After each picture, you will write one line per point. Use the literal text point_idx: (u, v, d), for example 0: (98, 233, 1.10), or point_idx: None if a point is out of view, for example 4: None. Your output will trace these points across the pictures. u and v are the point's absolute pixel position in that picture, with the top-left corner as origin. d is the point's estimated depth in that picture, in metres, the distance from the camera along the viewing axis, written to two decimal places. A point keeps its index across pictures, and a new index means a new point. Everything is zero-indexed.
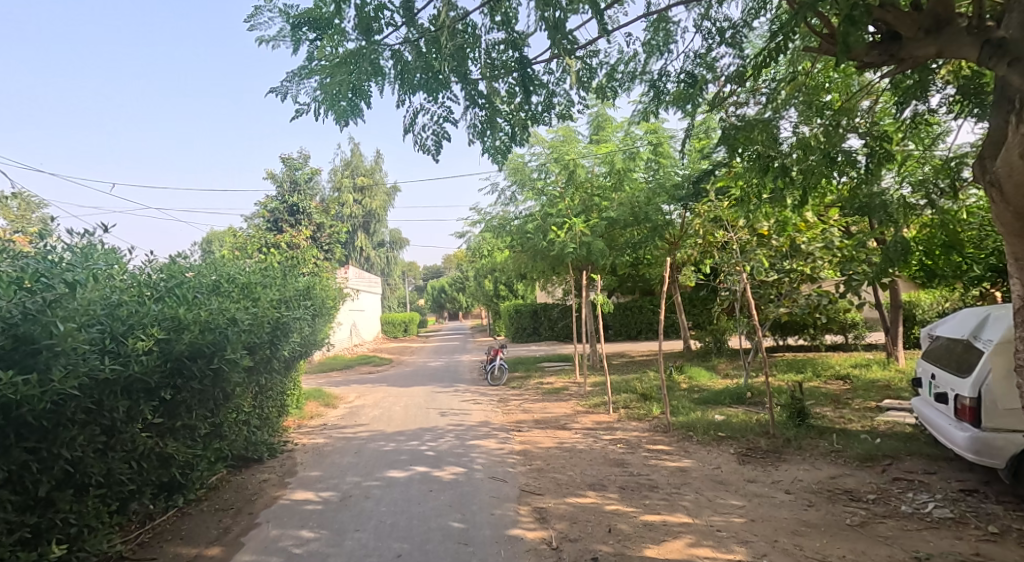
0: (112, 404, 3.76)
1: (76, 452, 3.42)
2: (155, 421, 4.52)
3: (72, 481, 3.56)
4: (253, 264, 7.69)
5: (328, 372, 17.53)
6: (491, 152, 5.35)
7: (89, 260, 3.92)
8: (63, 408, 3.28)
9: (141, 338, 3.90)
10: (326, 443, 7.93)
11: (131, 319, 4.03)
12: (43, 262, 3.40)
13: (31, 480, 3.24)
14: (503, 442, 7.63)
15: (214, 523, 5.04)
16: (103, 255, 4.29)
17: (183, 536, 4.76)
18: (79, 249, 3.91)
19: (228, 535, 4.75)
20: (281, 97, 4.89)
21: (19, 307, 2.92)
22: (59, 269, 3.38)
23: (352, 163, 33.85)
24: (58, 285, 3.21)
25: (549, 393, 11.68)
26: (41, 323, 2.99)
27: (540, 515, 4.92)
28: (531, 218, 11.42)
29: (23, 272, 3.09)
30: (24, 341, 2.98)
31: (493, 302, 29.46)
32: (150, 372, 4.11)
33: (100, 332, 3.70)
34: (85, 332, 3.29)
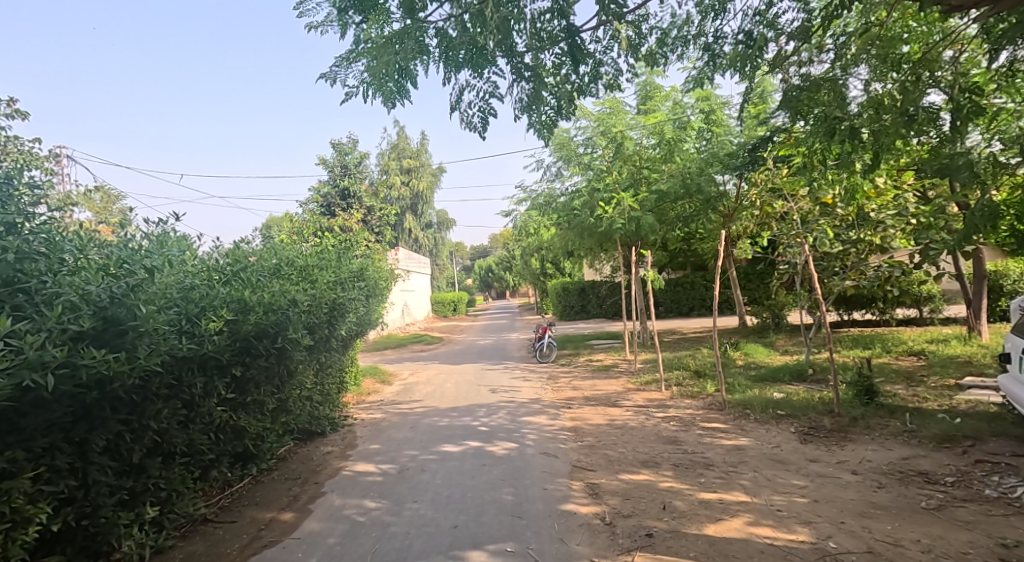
0: (191, 380, 4.07)
1: (161, 424, 3.70)
2: (229, 397, 4.79)
3: (161, 449, 3.88)
4: (310, 248, 7.90)
5: (382, 350, 18.02)
6: (539, 129, 5.28)
7: (165, 247, 4.16)
8: (148, 384, 3.53)
9: (214, 320, 4.08)
10: (384, 418, 8.15)
11: (203, 301, 4.22)
12: (125, 250, 3.64)
13: (126, 448, 3.51)
14: (554, 418, 7.64)
15: (284, 491, 5.26)
16: (177, 242, 4.48)
17: (258, 502, 4.99)
18: (155, 238, 4.12)
19: (298, 502, 4.94)
20: (330, 82, 4.98)
21: (107, 290, 3.07)
22: (138, 257, 3.60)
23: (399, 146, 34.25)
24: (138, 271, 3.41)
25: (599, 370, 11.63)
26: (126, 306, 3.14)
27: (593, 490, 4.89)
28: (579, 194, 11.21)
29: (109, 259, 3.30)
30: (111, 322, 3.13)
31: (539, 280, 29.21)
32: (222, 351, 4.34)
33: (176, 313, 3.88)
34: (163, 313, 3.46)
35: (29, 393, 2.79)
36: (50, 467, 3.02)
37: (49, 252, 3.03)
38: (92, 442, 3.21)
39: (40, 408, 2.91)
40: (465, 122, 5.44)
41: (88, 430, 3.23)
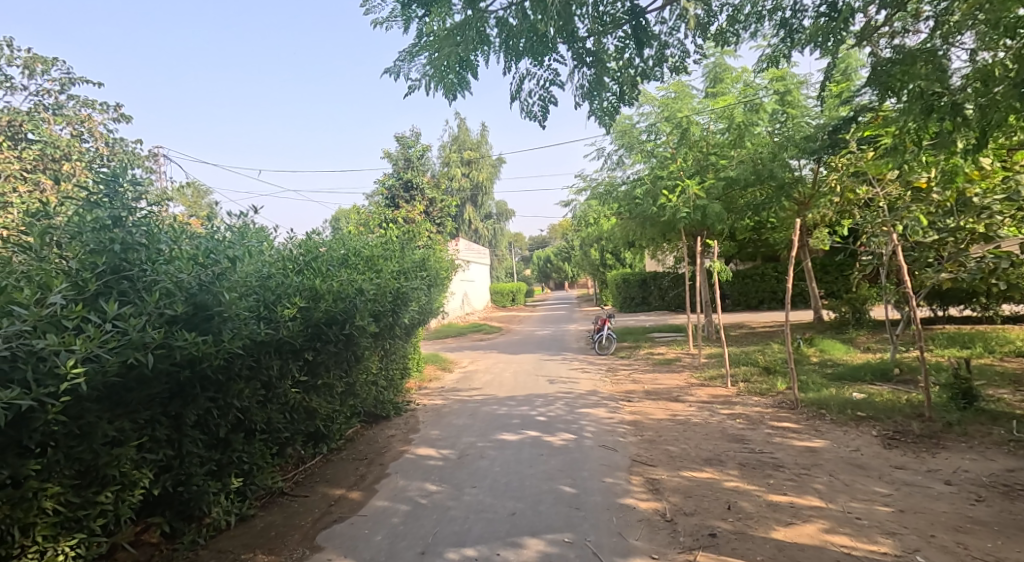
0: (269, 362, 4.35)
1: (244, 402, 4.09)
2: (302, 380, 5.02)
3: (243, 426, 4.27)
4: (375, 239, 8.03)
5: (443, 338, 18.30)
6: (600, 116, 5.10)
7: (246, 239, 4.42)
8: (232, 364, 3.89)
9: (288, 306, 4.31)
10: (444, 404, 8.22)
11: (279, 289, 4.44)
12: (211, 241, 3.97)
13: (214, 423, 3.89)
14: (613, 411, 7.44)
15: (352, 470, 5.38)
16: (256, 234, 4.68)
17: (328, 479, 5.16)
18: (237, 229, 4.41)
19: (365, 481, 5.05)
20: (394, 77, 4.98)
21: (197, 279, 3.47)
22: (222, 247, 3.97)
23: (460, 138, 34.49)
24: (223, 260, 3.79)
25: (661, 364, 11.30)
26: (212, 293, 3.53)
27: (653, 486, 4.70)
28: (641, 182, 10.86)
29: (197, 250, 3.68)
30: (201, 308, 3.51)
31: (598, 272, 28.67)
32: (296, 336, 4.56)
33: (256, 300, 4.14)
34: (244, 300, 3.88)
35: (133, 370, 3.11)
36: (152, 437, 3.43)
37: (149, 243, 3.36)
38: (185, 416, 3.60)
39: (142, 385, 3.24)
40: (525, 111, 5.32)
41: (182, 405, 3.62)
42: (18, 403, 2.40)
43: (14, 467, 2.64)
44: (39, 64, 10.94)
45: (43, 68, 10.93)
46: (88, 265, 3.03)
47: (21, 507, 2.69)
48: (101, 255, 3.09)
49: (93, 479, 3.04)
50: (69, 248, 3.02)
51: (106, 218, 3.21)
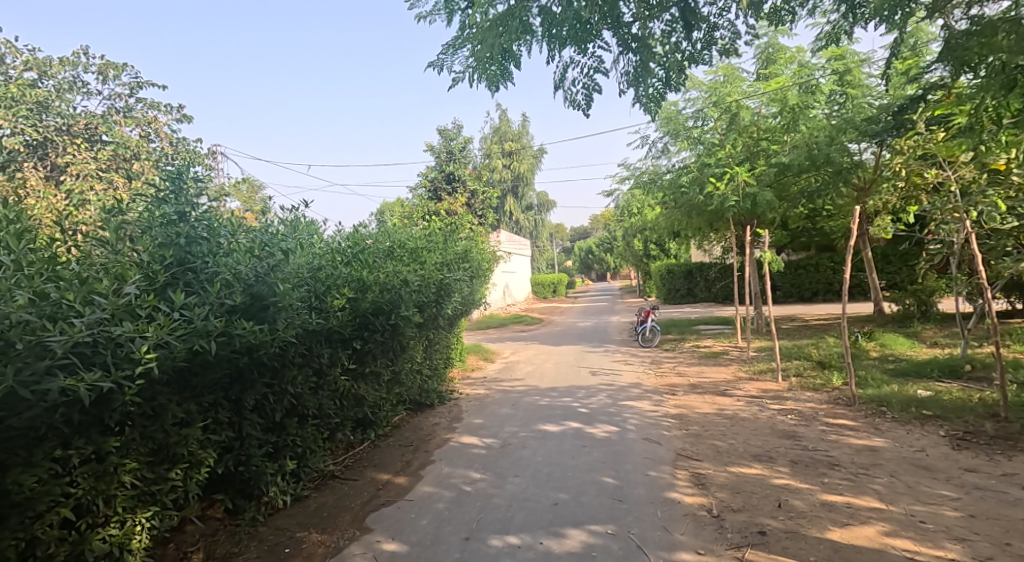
0: (319, 351, 4.43)
1: (297, 388, 4.20)
2: (351, 368, 5.10)
3: (296, 411, 4.36)
4: (419, 230, 8.07)
5: (485, 329, 18.38)
6: (646, 103, 4.95)
7: (297, 231, 4.54)
8: (286, 351, 3.97)
9: (338, 297, 4.38)
10: (486, 394, 8.22)
11: (328, 281, 4.51)
12: (266, 235, 4.08)
13: (271, 408, 4.00)
14: (658, 404, 7.27)
15: (398, 456, 5.44)
16: (307, 228, 4.77)
17: (376, 464, 5.24)
18: (289, 222, 4.55)
19: (410, 467, 5.10)
20: (438, 70, 4.96)
21: (254, 270, 3.58)
22: (276, 240, 4.03)
23: (501, 130, 34.43)
24: (277, 253, 3.87)
25: (708, 357, 11.00)
26: (268, 284, 3.63)
27: (699, 480, 4.54)
28: (687, 170, 10.56)
29: (253, 242, 3.79)
30: (257, 298, 3.61)
31: (641, 263, 28.16)
32: (345, 326, 4.63)
33: (307, 291, 4.26)
34: (297, 291, 3.97)
35: (197, 358, 3.20)
36: (214, 420, 3.57)
37: (211, 237, 3.53)
38: (244, 400, 3.71)
39: (206, 369, 3.33)
40: (569, 99, 5.18)
41: (242, 390, 3.72)
42: (98, 386, 2.44)
43: (95, 443, 2.75)
44: (111, 69, 11.56)
45: (115, 73, 11.57)
46: (157, 258, 3.23)
47: (103, 480, 2.81)
48: (168, 249, 3.29)
49: (165, 456, 3.19)
50: (141, 243, 3.23)
51: (173, 213, 3.41)
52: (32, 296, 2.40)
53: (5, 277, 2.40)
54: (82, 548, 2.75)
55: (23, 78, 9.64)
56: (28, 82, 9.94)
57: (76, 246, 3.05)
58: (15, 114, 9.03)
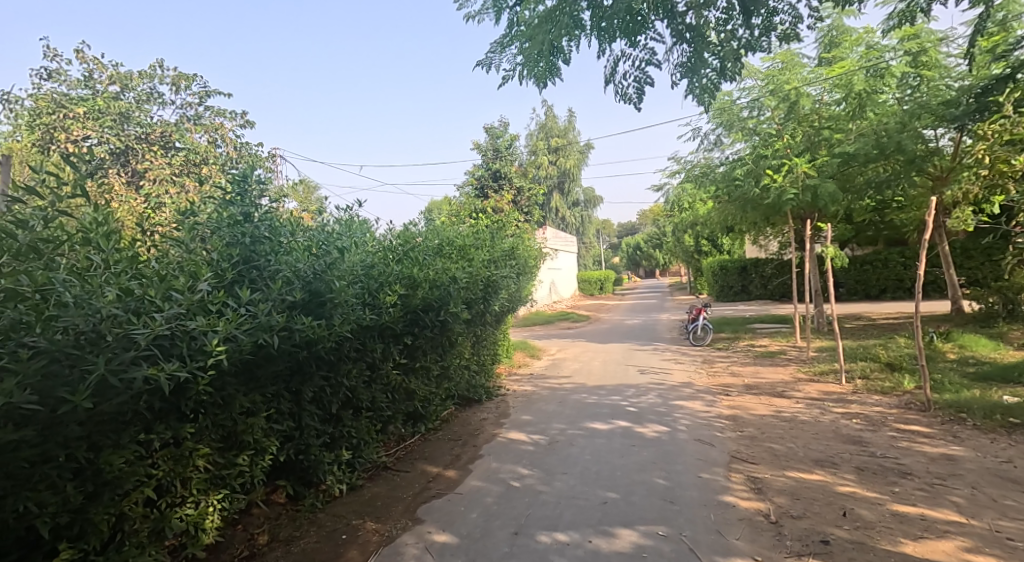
0: (372, 346, 4.46)
1: (351, 381, 4.23)
2: (402, 362, 5.10)
3: (351, 403, 4.40)
4: (466, 228, 8.02)
5: (531, 326, 18.29)
6: (698, 94, 4.64)
7: (351, 230, 4.59)
8: (342, 346, 4.01)
9: (391, 294, 4.33)
10: (534, 391, 8.11)
11: (381, 279, 4.47)
12: (322, 234, 4.19)
13: (328, 399, 4.06)
14: (711, 405, 6.98)
15: (447, 449, 5.41)
16: (360, 227, 4.79)
17: (426, 456, 5.22)
18: (344, 222, 4.60)
19: (460, 460, 5.05)
20: (487, 69, 4.89)
21: (312, 268, 3.71)
22: (331, 239, 4.19)
23: (547, 126, 34.23)
24: (332, 251, 4.04)
25: (764, 357, 10.55)
26: (324, 281, 3.73)
27: (756, 485, 4.29)
28: (742, 162, 10.16)
29: (310, 242, 3.93)
30: (314, 296, 3.70)
31: (692, 259, 27.41)
32: (397, 321, 4.62)
33: (361, 288, 4.21)
34: (351, 289, 4.01)
35: (261, 351, 3.22)
36: (277, 410, 3.64)
37: (272, 237, 3.60)
38: (303, 392, 3.78)
39: (269, 362, 3.36)
40: (619, 94, 5.01)
41: (301, 382, 3.79)
42: (177, 375, 2.47)
43: (173, 429, 2.83)
44: (183, 80, 12.10)
45: (186, 84, 12.10)
46: (224, 256, 3.30)
47: (180, 463, 2.90)
48: (234, 247, 3.37)
49: (234, 442, 3.28)
50: (211, 243, 3.33)
51: (239, 213, 3.47)
52: (120, 292, 2.49)
53: (95, 276, 2.48)
54: (163, 526, 2.84)
55: (108, 93, 10.42)
56: (111, 95, 10.61)
57: (155, 247, 3.15)
58: (101, 125, 9.88)
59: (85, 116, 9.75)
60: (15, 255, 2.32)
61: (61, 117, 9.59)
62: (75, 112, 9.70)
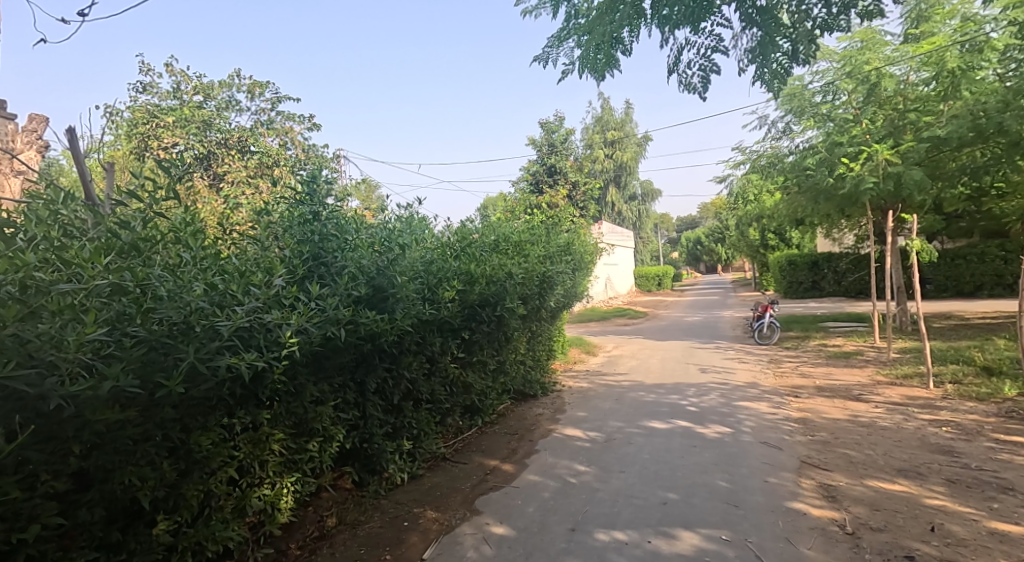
0: (432, 340, 4.38)
1: (412, 374, 4.16)
2: (460, 356, 4.99)
3: (411, 395, 4.33)
4: (521, 224, 7.85)
5: (587, 322, 18.00)
6: (767, 80, 4.31)
7: (412, 227, 4.53)
8: (403, 340, 3.97)
9: (450, 289, 4.23)
10: (590, 387, 7.88)
11: (440, 274, 4.37)
12: (385, 231, 4.12)
13: (391, 390, 4.01)
14: (778, 407, 6.53)
15: (504, 443, 5.26)
16: (420, 224, 4.70)
17: (483, 449, 5.10)
18: (404, 219, 4.55)
19: (516, 455, 4.90)
20: (544, 63, 4.68)
21: (376, 263, 3.64)
22: (393, 236, 4.08)
23: (604, 119, 33.68)
24: (395, 248, 3.91)
25: (838, 357, 9.88)
26: (387, 276, 3.65)
27: (830, 492, 3.91)
28: (814, 150, 9.54)
29: (374, 239, 3.84)
30: (377, 291, 3.64)
31: (756, 254, 26.24)
32: (455, 317, 4.54)
33: (421, 284, 4.12)
34: (413, 284, 3.93)
35: (330, 344, 3.25)
36: (343, 400, 3.62)
37: (338, 234, 3.59)
38: (368, 383, 3.75)
39: (337, 353, 3.38)
40: (682, 83, 4.69)
41: (366, 372, 3.77)
42: (258, 364, 2.47)
43: (252, 414, 2.86)
44: (257, 87, 12.51)
45: (260, 91, 12.52)
46: (296, 253, 3.38)
47: (259, 446, 2.93)
48: (305, 244, 3.43)
49: (304, 429, 3.27)
50: (283, 240, 3.41)
51: (308, 212, 3.52)
52: (205, 286, 2.46)
53: (184, 272, 2.51)
54: (244, 504, 2.85)
55: (193, 102, 11.12)
56: (196, 105, 11.12)
57: (234, 245, 3.18)
58: (187, 132, 10.53)
59: (173, 124, 10.42)
60: (120, 252, 2.48)
61: (152, 126, 10.44)
62: (164, 121, 10.47)
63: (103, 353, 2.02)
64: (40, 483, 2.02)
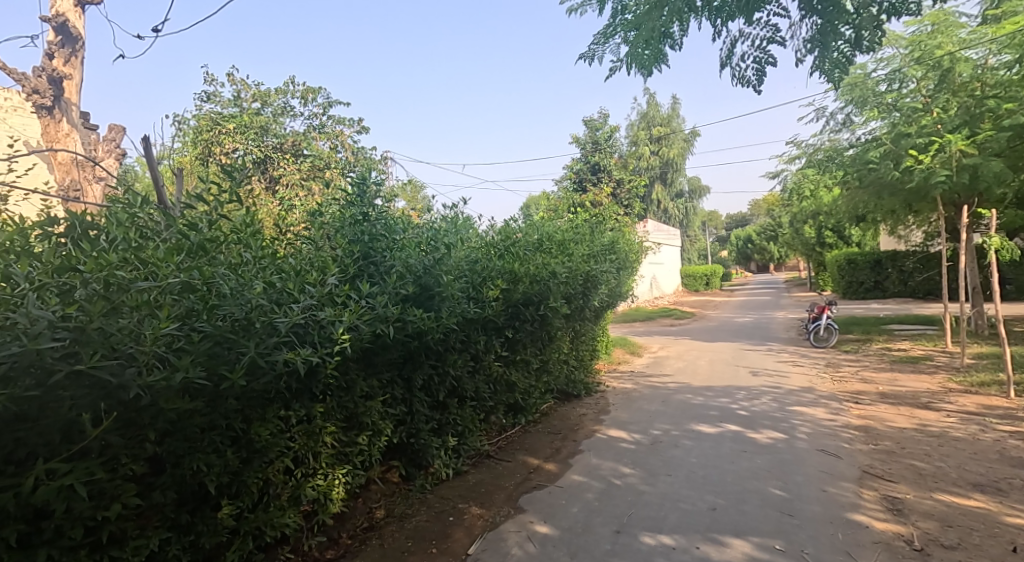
0: (477, 338, 4.24)
1: (458, 371, 4.03)
2: (503, 355, 4.84)
3: (456, 392, 4.21)
4: (564, 223, 7.62)
5: (631, 322, 17.59)
6: (827, 70, 3.95)
7: (457, 227, 4.41)
8: (448, 338, 3.85)
9: (495, 288, 4.10)
10: (634, 388, 7.61)
11: (484, 272, 4.24)
12: (432, 231, 4.01)
13: (436, 387, 3.90)
14: (836, 413, 6.11)
15: (548, 443, 5.09)
16: (465, 224, 4.57)
17: (526, 448, 4.94)
18: (449, 219, 4.43)
19: (559, 455, 4.72)
20: (589, 61, 4.50)
21: (422, 262, 3.54)
22: (438, 235, 3.96)
23: (649, 114, 33.01)
24: (440, 247, 3.81)
25: (904, 362, 9.25)
26: (433, 275, 3.55)
27: (896, 504, 3.56)
28: (879, 142, 8.98)
29: (421, 238, 3.76)
30: (424, 290, 3.54)
31: (811, 253, 25.13)
32: (498, 315, 4.41)
33: (466, 283, 3.99)
34: (458, 283, 3.81)
35: (378, 341, 3.18)
36: (391, 396, 3.54)
37: (387, 234, 3.50)
38: (415, 379, 3.65)
39: (385, 349, 3.31)
40: (736, 78, 4.42)
41: (413, 369, 3.67)
42: (313, 360, 2.47)
43: (307, 407, 2.82)
44: (309, 92, 12.71)
45: (313, 96, 12.70)
46: (348, 253, 3.32)
47: (313, 438, 2.88)
48: (356, 244, 3.37)
49: (354, 423, 3.21)
50: (335, 240, 3.35)
51: (358, 213, 3.44)
52: (265, 285, 2.49)
53: (246, 272, 2.52)
54: (299, 493, 2.81)
55: (252, 108, 11.39)
56: (254, 111, 11.31)
57: (290, 244, 3.16)
58: (248, 138, 10.67)
59: (235, 130, 10.64)
60: (189, 253, 2.46)
61: (215, 133, 10.49)
62: (227, 128, 10.55)
63: (174, 346, 2.04)
64: (121, 466, 2.06)
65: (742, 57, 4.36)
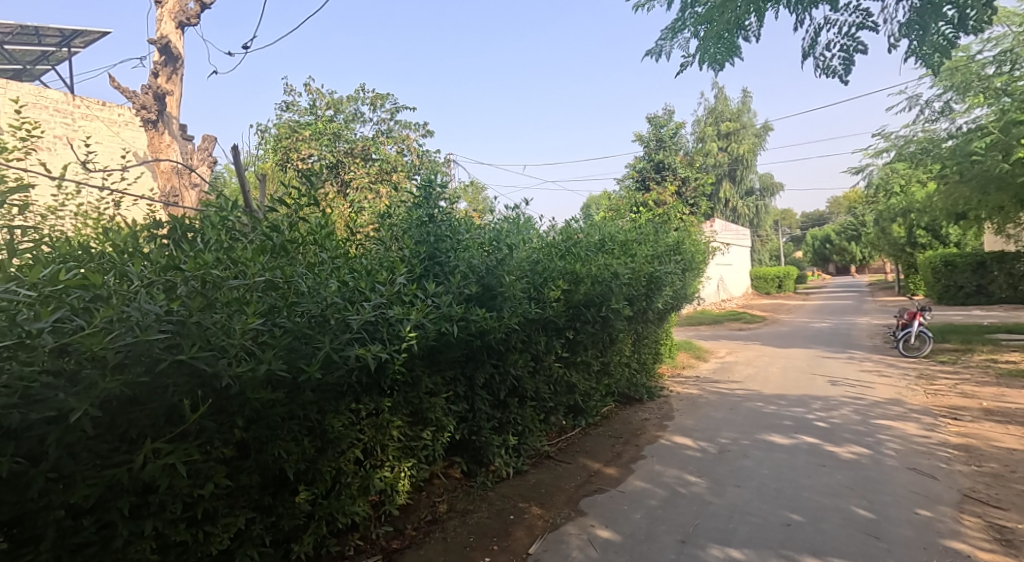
0: (537, 339, 3.93)
1: (518, 371, 3.74)
2: (563, 355, 4.51)
3: (516, 392, 3.93)
4: (626, 223, 7.21)
5: (698, 326, 16.80)
6: (925, 55, 3.39)
7: (519, 228, 4.14)
8: (509, 337, 3.56)
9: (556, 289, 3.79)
10: (700, 394, 7.09)
11: (545, 272, 3.94)
12: (494, 232, 3.73)
13: (498, 384, 3.64)
14: (931, 429, 5.37)
15: (609, 446, 4.72)
16: (526, 226, 4.29)
17: (587, 451, 4.59)
18: (509, 221, 4.15)
19: (620, 460, 4.34)
20: (656, 57, 4.13)
21: (484, 262, 3.29)
22: (500, 236, 3.68)
23: (718, 110, 31.79)
24: (503, 247, 3.52)
25: (1012, 376, 8.16)
26: (495, 275, 3.28)
27: (1009, 533, 2.97)
28: (984, 130, 8.00)
29: (483, 238, 3.51)
30: (486, 291, 3.28)
31: (898, 254, 23.21)
32: (560, 316, 4.09)
33: (527, 283, 3.71)
34: (519, 282, 3.52)
35: (442, 340, 2.93)
36: (454, 392, 3.34)
37: (451, 235, 3.28)
38: (477, 377, 3.41)
39: (449, 348, 3.06)
40: (819, 69, 3.94)
41: (475, 367, 3.43)
42: (384, 356, 2.28)
43: (375, 401, 2.66)
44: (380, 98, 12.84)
45: (381, 102, 12.81)
46: (413, 253, 3.11)
47: (382, 431, 2.71)
48: (422, 244, 3.16)
49: (419, 418, 3.00)
50: (402, 240, 3.15)
51: (425, 214, 3.25)
52: (338, 284, 2.37)
53: (321, 270, 2.41)
54: (369, 483, 2.64)
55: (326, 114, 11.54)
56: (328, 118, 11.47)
57: (360, 245, 3.03)
58: (321, 143, 10.90)
59: (310, 137, 10.85)
60: (273, 254, 2.37)
61: (293, 140, 10.86)
62: (302, 135, 10.86)
63: (260, 340, 1.96)
64: (214, 448, 2.00)
65: (828, 45, 3.86)
